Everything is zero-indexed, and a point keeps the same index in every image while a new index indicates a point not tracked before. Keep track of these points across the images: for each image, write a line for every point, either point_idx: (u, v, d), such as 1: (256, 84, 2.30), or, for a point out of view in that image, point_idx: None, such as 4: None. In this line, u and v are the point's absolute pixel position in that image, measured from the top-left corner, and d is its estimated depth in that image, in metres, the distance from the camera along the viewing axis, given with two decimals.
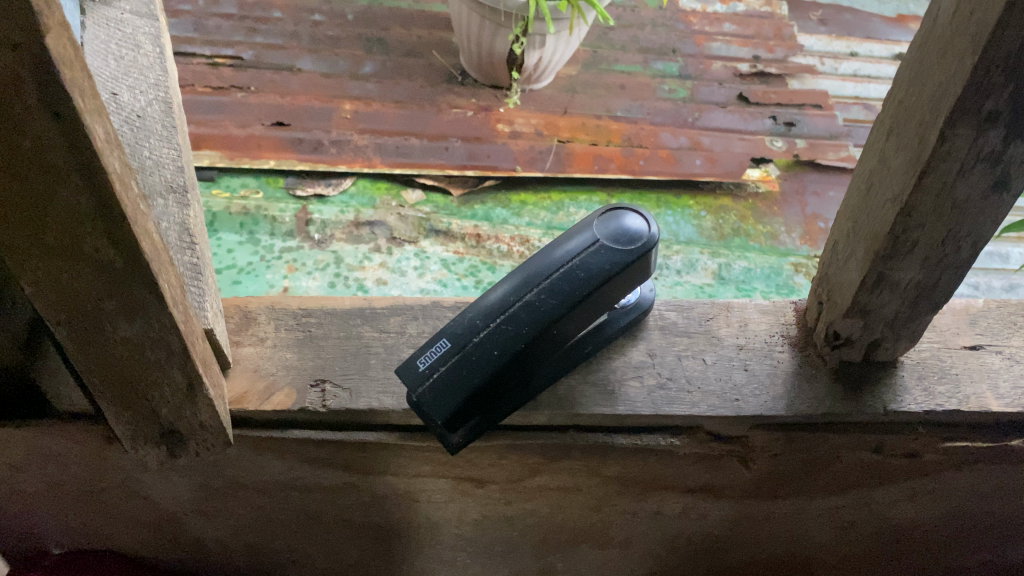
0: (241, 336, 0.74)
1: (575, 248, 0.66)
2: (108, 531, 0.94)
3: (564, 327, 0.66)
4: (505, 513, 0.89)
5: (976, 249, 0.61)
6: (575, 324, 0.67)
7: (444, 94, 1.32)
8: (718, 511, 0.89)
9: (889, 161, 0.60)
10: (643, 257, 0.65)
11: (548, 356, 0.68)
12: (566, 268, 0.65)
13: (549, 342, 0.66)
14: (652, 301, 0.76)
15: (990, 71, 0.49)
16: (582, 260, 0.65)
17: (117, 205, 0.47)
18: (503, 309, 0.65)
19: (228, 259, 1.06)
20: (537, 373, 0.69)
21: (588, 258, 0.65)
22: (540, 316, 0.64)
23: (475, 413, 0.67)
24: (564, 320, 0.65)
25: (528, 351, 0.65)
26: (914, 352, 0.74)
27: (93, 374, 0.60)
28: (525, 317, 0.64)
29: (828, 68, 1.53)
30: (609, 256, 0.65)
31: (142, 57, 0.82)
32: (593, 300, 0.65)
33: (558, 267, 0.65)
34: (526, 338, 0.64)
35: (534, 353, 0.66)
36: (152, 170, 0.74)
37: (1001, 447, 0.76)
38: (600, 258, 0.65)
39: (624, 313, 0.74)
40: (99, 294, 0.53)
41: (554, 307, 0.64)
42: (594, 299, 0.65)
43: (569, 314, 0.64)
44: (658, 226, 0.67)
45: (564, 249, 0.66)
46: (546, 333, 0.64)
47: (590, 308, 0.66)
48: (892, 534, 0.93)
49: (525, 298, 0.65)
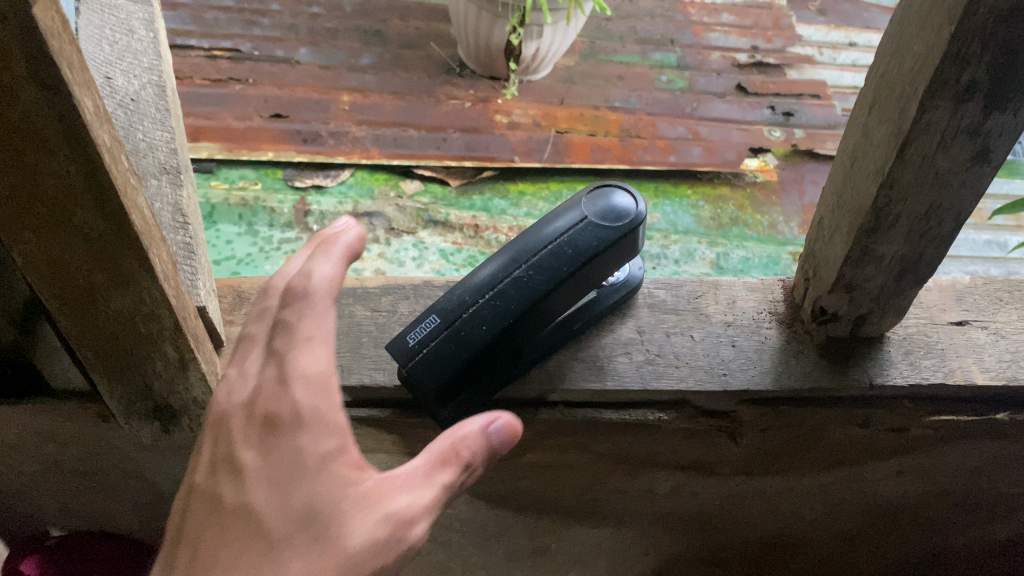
0: (234, 315, 0.76)
1: (563, 226, 0.66)
2: (109, 513, 0.95)
3: (553, 304, 0.67)
4: (499, 493, 0.91)
5: (958, 221, 0.62)
6: (563, 301, 0.67)
7: (442, 85, 1.32)
8: (710, 490, 0.90)
9: (871, 134, 0.61)
10: (631, 234, 0.66)
11: (536, 332, 0.69)
12: (553, 246, 0.65)
13: (537, 320, 0.67)
14: (640, 279, 0.76)
15: (967, 42, 0.49)
16: (570, 237, 0.65)
17: (105, 176, 0.48)
18: (491, 286, 0.65)
19: (227, 250, 1.08)
20: (527, 348, 0.70)
21: (577, 235, 0.65)
22: (528, 292, 0.65)
23: (465, 386, 0.68)
24: (553, 296, 0.65)
25: (517, 326, 0.65)
26: (901, 328, 0.75)
27: (85, 348, 0.61)
28: (513, 294, 0.65)
29: (827, 58, 1.50)
30: (596, 232, 0.65)
31: (136, 42, 0.82)
32: (581, 276, 0.66)
33: (547, 245, 0.66)
34: (514, 314, 0.65)
35: (522, 330, 0.66)
36: (146, 153, 0.75)
37: (988, 421, 0.77)
38: (587, 236, 0.65)
39: (612, 291, 0.74)
40: (89, 267, 0.54)
41: (542, 285, 0.65)
42: (582, 274, 0.66)
43: (557, 290, 0.65)
44: (646, 204, 0.67)
45: (552, 226, 0.66)
46: (534, 309, 0.65)
47: (578, 286, 0.67)
48: (882, 511, 0.94)
49: (513, 275, 0.65)
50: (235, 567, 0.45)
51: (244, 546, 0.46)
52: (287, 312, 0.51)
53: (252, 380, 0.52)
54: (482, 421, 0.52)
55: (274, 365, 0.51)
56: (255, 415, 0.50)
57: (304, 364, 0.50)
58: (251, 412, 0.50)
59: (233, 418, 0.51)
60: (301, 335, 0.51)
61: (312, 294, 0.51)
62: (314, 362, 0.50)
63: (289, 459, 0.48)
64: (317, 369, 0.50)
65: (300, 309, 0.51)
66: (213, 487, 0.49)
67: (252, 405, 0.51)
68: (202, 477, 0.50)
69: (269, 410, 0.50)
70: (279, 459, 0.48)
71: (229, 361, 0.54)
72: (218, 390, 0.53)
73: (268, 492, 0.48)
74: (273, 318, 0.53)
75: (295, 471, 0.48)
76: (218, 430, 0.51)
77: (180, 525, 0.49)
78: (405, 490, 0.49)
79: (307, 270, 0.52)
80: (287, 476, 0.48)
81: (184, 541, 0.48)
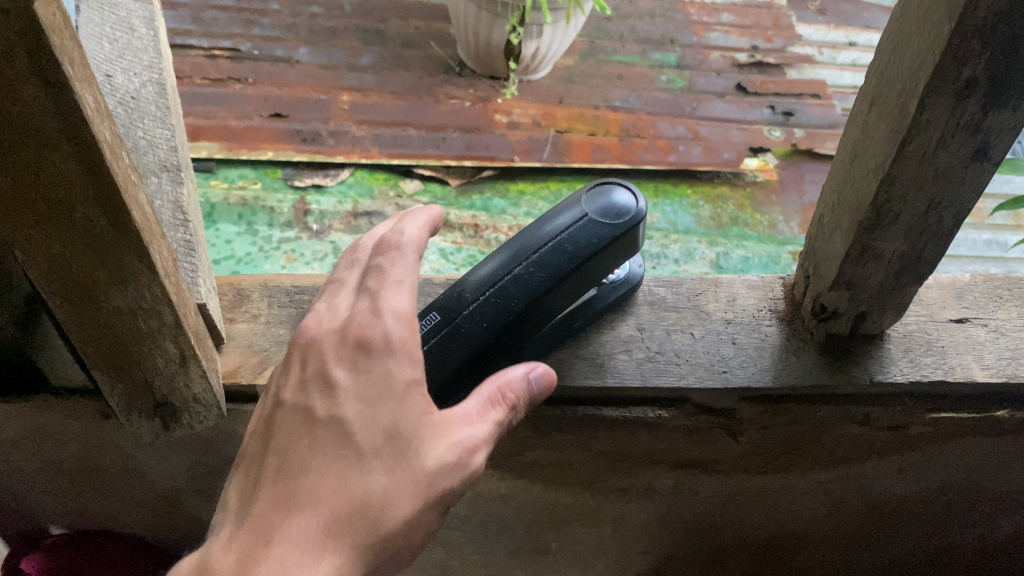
0: (234, 313, 0.76)
1: (564, 223, 0.66)
2: (109, 511, 0.96)
3: (553, 301, 0.66)
4: (498, 491, 0.91)
5: (958, 218, 0.62)
6: (564, 299, 0.67)
7: (442, 85, 1.32)
8: (710, 488, 0.90)
9: (871, 132, 0.61)
10: (632, 231, 0.66)
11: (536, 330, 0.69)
12: (554, 243, 0.65)
13: (539, 316, 0.67)
14: (640, 277, 0.76)
15: (967, 38, 0.49)
16: (570, 235, 0.65)
17: (107, 172, 0.48)
18: (492, 283, 0.65)
19: (226, 250, 1.08)
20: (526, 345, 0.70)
21: (577, 232, 0.65)
22: (528, 289, 0.65)
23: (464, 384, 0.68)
24: (552, 294, 0.65)
25: (517, 323, 0.65)
26: (901, 326, 0.75)
27: (85, 345, 0.61)
28: (514, 291, 0.65)
29: (826, 57, 1.50)
30: (596, 230, 0.65)
31: (136, 40, 0.82)
32: (582, 273, 0.66)
33: (548, 242, 0.66)
34: (515, 310, 0.65)
35: (523, 327, 0.66)
36: (146, 150, 0.75)
37: (987, 419, 0.77)
38: (587, 233, 0.65)
39: (612, 289, 0.75)
40: (90, 263, 0.54)
41: (542, 281, 0.64)
42: (583, 271, 0.66)
43: (557, 287, 0.65)
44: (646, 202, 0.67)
45: (553, 224, 0.66)
46: (535, 307, 0.65)
47: (580, 283, 0.67)
48: (882, 508, 0.94)
49: (514, 272, 0.65)
50: (329, 473, 0.54)
51: (335, 456, 0.54)
52: (380, 261, 0.60)
53: (344, 313, 0.59)
54: (523, 369, 0.62)
55: (367, 299, 0.58)
56: (346, 340, 0.57)
57: (395, 300, 0.57)
58: (343, 337, 0.57)
59: (324, 341, 0.58)
60: (391, 277, 0.58)
61: (404, 246, 0.60)
62: (400, 302, 0.57)
63: (378, 383, 0.55)
64: (403, 309, 0.57)
65: (393, 257, 0.60)
66: (305, 403, 0.56)
67: (344, 331, 0.57)
68: (293, 393, 0.57)
69: (361, 336, 0.56)
70: (369, 383, 0.55)
71: (319, 300, 0.61)
72: (309, 321, 0.60)
73: (358, 409, 0.55)
74: (365, 266, 0.61)
75: (383, 394, 0.55)
76: (309, 351, 0.58)
77: (273, 434, 0.57)
78: (465, 424, 0.58)
79: (400, 230, 0.61)
80: (374, 399, 0.55)
81: (279, 447, 0.56)
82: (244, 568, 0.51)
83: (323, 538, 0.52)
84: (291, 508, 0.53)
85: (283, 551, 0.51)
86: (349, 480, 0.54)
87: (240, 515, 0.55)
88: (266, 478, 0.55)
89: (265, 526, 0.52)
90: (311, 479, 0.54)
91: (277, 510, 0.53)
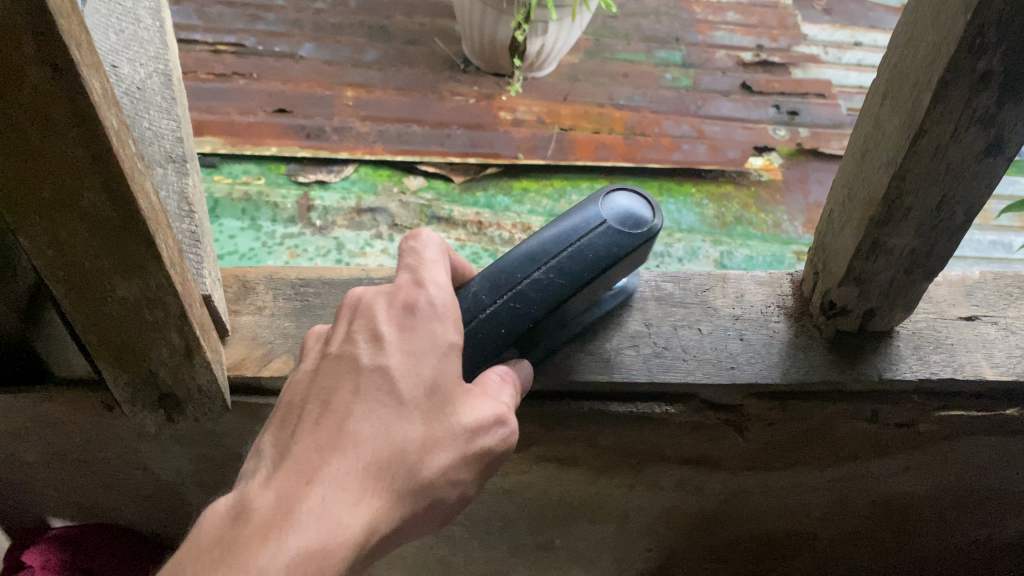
0: (239, 305, 0.76)
1: (583, 229, 0.66)
2: (111, 504, 0.96)
3: (571, 307, 0.67)
4: (501, 486, 0.90)
5: (970, 214, 0.61)
6: (580, 304, 0.68)
7: (446, 81, 1.32)
8: (716, 485, 0.90)
9: (884, 126, 0.60)
10: (647, 242, 0.66)
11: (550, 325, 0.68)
12: (575, 248, 0.65)
13: (556, 319, 0.67)
14: (636, 288, 0.76)
15: (983, 30, 0.49)
16: (589, 241, 0.65)
17: (114, 160, 0.48)
18: (510, 286, 0.64)
19: (230, 245, 1.07)
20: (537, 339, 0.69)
21: (596, 238, 0.65)
22: (549, 295, 0.64)
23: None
24: (572, 299, 0.65)
25: (535, 328, 0.65)
26: (910, 323, 0.75)
27: (90, 334, 0.60)
28: (534, 296, 0.64)
29: (832, 57, 1.49)
30: (615, 238, 0.65)
31: (142, 31, 0.82)
32: (597, 281, 0.66)
33: (566, 247, 0.65)
34: (535, 317, 0.64)
35: (541, 328, 0.66)
36: (152, 141, 0.75)
37: (997, 417, 0.77)
38: (609, 241, 0.65)
39: (613, 299, 0.74)
40: (95, 251, 0.53)
41: (565, 288, 0.64)
42: (599, 279, 0.66)
43: (577, 294, 0.65)
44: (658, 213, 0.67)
45: (569, 229, 0.66)
46: (553, 312, 0.65)
47: (597, 289, 0.67)
48: (888, 506, 0.94)
49: (532, 276, 0.65)
50: (372, 416, 0.54)
51: (378, 403, 0.54)
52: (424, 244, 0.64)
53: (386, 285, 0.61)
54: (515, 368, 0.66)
55: (411, 272, 0.61)
56: (393, 304, 0.58)
57: (438, 275, 0.61)
58: (391, 300, 0.59)
59: (372, 301, 0.59)
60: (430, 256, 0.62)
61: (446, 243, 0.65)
62: (440, 277, 0.61)
63: (425, 340, 0.57)
64: (444, 284, 0.60)
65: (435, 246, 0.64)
66: (350, 350, 0.57)
67: (392, 296, 0.59)
68: (338, 345, 0.58)
69: (408, 300, 0.58)
70: (416, 340, 0.56)
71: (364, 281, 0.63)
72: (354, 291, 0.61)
73: (403, 361, 0.56)
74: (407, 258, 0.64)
75: (427, 350, 0.56)
76: (357, 311, 0.59)
77: (316, 382, 0.57)
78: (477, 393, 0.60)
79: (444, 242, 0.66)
80: (419, 353, 0.56)
81: (320, 394, 0.56)
82: (284, 506, 0.50)
83: (371, 480, 0.52)
84: (332, 450, 0.52)
85: (323, 488, 0.51)
86: (390, 426, 0.54)
87: (276, 460, 0.54)
88: (305, 425, 0.55)
89: (305, 466, 0.52)
90: (353, 423, 0.54)
91: (317, 450, 0.52)
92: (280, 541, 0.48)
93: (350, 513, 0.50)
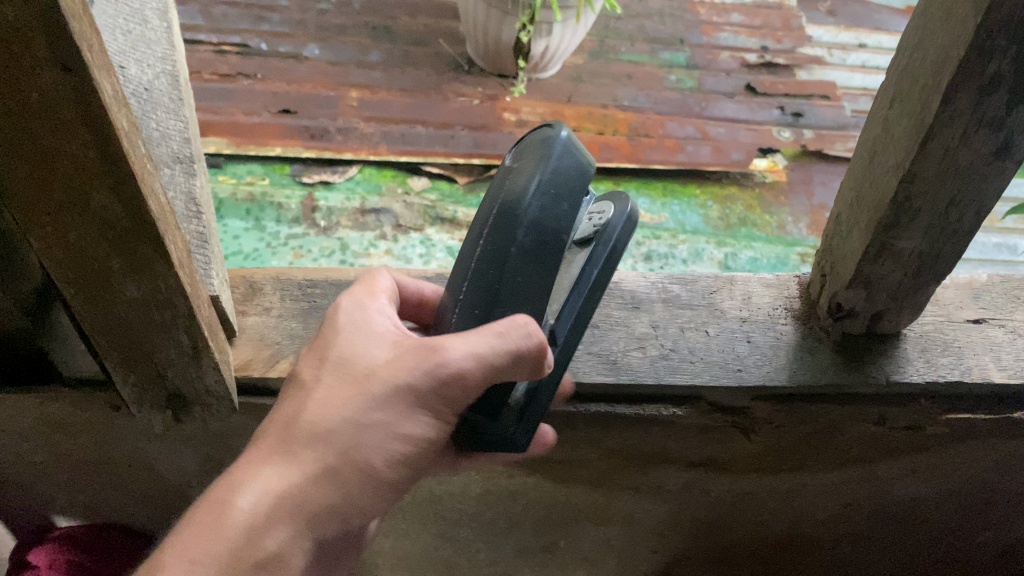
0: (246, 306, 0.76)
1: (497, 186, 0.60)
2: (116, 504, 0.96)
3: (546, 255, 0.59)
4: (506, 488, 0.90)
5: (979, 217, 0.61)
6: (555, 249, 0.60)
7: (450, 82, 1.32)
8: (721, 487, 0.89)
9: (893, 129, 0.60)
10: (561, 158, 0.61)
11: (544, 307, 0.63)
12: (499, 203, 0.59)
13: (543, 277, 0.60)
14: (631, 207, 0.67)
15: (994, 33, 0.49)
16: (507, 186, 0.59)
17: (123, 161, 0.48)
18: (464, 272, 0.58)
19: (234, 245, 1.06)
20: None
21: (513, 181, 0.60)
22: (496, 249, 0.57)
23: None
24: (523, 242, 0.57)
25: (509, 293, 0.58)
26: (917, 326, 0.75)
27: (98, 334, 0.60)
28: (485, 262, 0.57)
29: (836, 59, 1.49)
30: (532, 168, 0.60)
31: (149, 32, 0.82)
32: (540, 214, 0.58)
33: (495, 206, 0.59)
34: (495, 278, 0.57)
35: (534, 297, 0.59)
36: (159, 142, 0.75)
37: (1004, 420, 0.77)
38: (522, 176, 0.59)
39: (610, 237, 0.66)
40: (104, 252, 0.53)
41: (506, 236, 0.57)
42: (541, 210, 0.59)
43: (522, 234, 0.57)
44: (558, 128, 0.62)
45: (493, 195, 0.61)
46: (513, 266, 0.57)
47: (555, 221, 0.59)
48: (894, 509, 0.94)
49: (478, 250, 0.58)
50: (282, 407, 0.57)
51: (290, 395, 0.57)
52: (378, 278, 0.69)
53: None
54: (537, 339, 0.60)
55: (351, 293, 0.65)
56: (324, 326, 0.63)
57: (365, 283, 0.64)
58: None
59: None
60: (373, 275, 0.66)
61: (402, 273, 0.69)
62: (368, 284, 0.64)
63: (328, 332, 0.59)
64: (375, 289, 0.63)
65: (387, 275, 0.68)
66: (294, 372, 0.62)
67: None
68: None
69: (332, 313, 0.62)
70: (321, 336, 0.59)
71: None
72: None
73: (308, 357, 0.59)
74: None
75: (328, 335, 0.59)
76: None
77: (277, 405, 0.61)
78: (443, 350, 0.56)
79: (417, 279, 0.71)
80: (320, 343, 0.58)
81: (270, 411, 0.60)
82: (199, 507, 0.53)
83: None
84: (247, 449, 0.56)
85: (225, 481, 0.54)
86: (292, 407, 0.56)
87: None
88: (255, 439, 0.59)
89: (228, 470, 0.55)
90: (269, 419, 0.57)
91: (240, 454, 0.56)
92: (177, 535, 0.51)
93: (243, 495, 0.52)
